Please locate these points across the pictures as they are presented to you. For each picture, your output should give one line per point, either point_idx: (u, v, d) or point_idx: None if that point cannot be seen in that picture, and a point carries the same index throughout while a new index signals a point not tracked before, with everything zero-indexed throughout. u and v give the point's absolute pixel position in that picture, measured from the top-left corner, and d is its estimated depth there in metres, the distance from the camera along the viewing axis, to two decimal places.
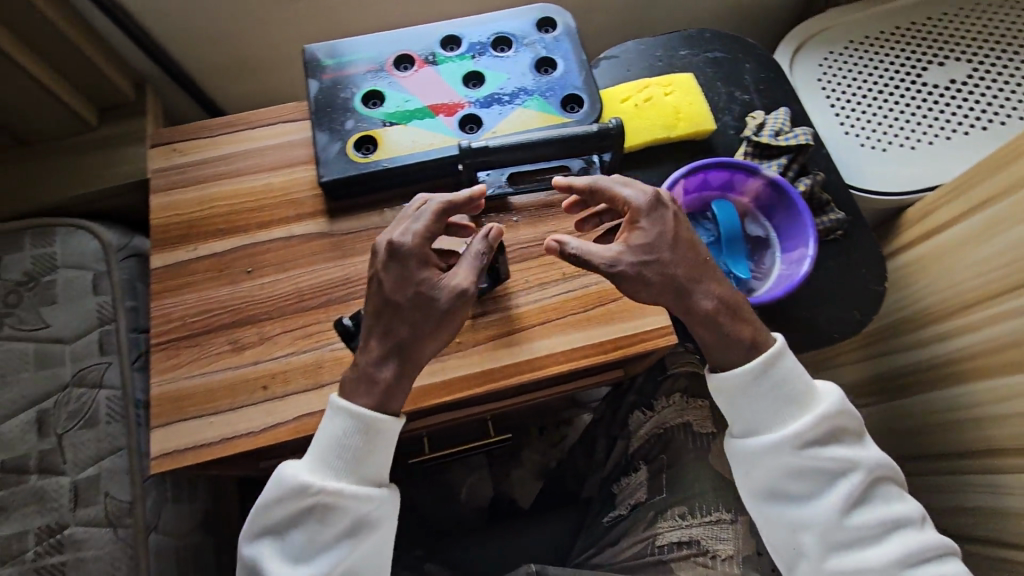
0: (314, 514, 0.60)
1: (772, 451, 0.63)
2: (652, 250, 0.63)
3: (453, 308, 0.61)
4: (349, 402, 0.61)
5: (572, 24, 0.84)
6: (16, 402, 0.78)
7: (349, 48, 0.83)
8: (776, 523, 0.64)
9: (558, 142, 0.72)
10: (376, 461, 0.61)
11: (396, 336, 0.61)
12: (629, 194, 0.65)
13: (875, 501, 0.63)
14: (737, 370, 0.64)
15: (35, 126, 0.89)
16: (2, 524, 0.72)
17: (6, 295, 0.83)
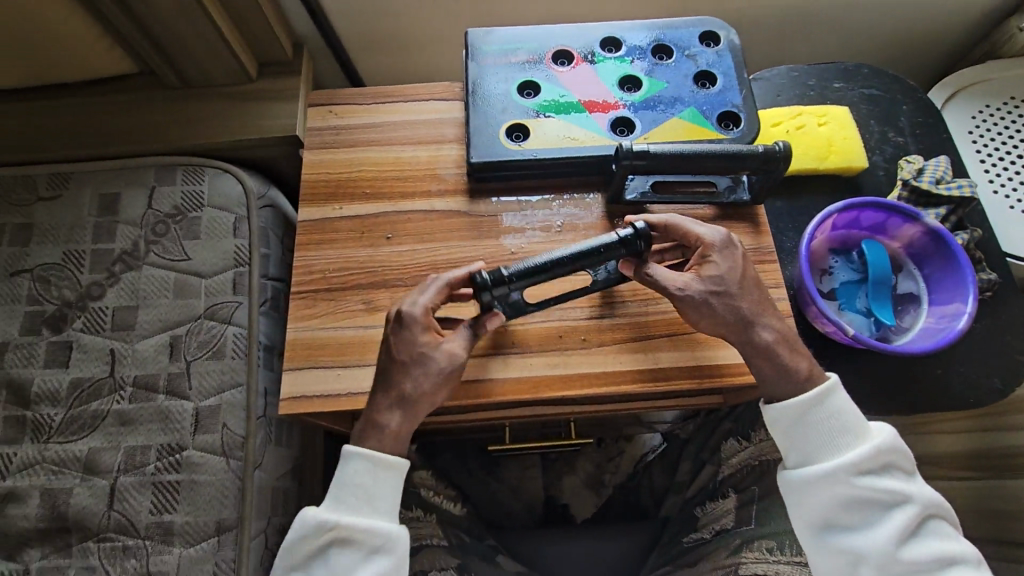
0: (330, 554, 0.62)
1: (830, 480, 0.63)
2: (716, 286, 0.66)
3: (444, 371, 0.64)
4: (359, 446, 0.64)
5: (736, 41, 0.83)
6: (155, 324, 0.83)
7: (510, 37, 0.84)
8: (828, 556, 0.63)
9: (719, 157, 0.71)
10: (385, 501, 0.63)
11: (396, 388, 0.63)
12: (703, 231, 0.69)
13: (928, 534, 0.62)
14: (792, 404, 0.65)
15: (204, 72, 0.95)
16: (130, 434, 0.77)
17: (156, 224, 0.89)
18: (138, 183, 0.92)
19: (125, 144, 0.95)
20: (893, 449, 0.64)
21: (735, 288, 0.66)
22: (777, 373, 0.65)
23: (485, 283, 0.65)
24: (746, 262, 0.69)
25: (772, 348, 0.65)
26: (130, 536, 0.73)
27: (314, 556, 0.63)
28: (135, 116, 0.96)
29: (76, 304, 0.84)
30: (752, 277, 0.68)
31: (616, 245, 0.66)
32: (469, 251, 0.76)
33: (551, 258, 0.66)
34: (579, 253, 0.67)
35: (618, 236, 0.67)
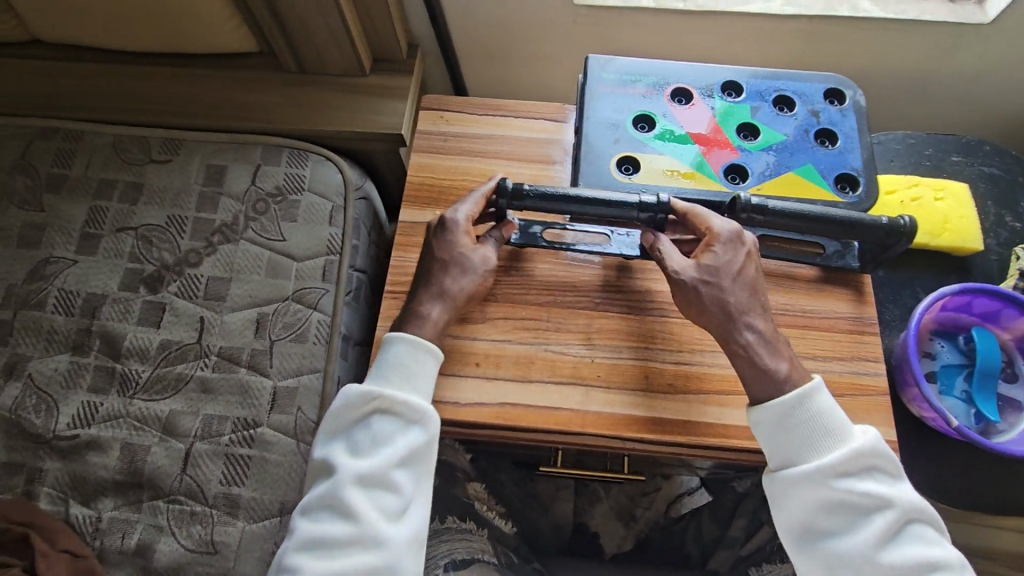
0: (372, 420, 0.63)
1: (807, 479, 0.59)
2: (711, 274, 0.65)
3: (477, 269, 0.70)
4: (404, 332, 0.66)
5: (862, 102, 0.81)
6: (245, 299, 0.85)
7: (630, 67, 0.84)
8: (806, 565, 0.60)
9: (839, 223, 0.68)
10: (422, 379, 0.65)
11: (436, 284, 0.68)
12: (717, 221, 0.68)
13: (912, 538, 0.58)
14: (777, 402, 0.61)
15: (321, 61, 0.97)
16: (209, 402, 0.79)
17: (257, 202, 0.92)
18: (244, 159, 0.95)
19: (238, 119, 0.98)
20: (876, 454, 0.59)
21: (728, 280, 0.65)
22: (754, 375, 0.63)
23: (507, 190, 0.72)
24: (751, 262, 0.67)
25: (752, 350, 0.63)
26: (198, 502, 0.75)
27: (354, 424, 0.64)
28: (250, 94, 0.99)
29: (173, 267, 0.87)
30: (750, 278, 0.66)
31: (632, 210, 0.71)
32: (564, 276, 0.76)
33: (569, 194, 0.71)
34: (601, 199, 0.71)
35: (638, 202, 0.71)
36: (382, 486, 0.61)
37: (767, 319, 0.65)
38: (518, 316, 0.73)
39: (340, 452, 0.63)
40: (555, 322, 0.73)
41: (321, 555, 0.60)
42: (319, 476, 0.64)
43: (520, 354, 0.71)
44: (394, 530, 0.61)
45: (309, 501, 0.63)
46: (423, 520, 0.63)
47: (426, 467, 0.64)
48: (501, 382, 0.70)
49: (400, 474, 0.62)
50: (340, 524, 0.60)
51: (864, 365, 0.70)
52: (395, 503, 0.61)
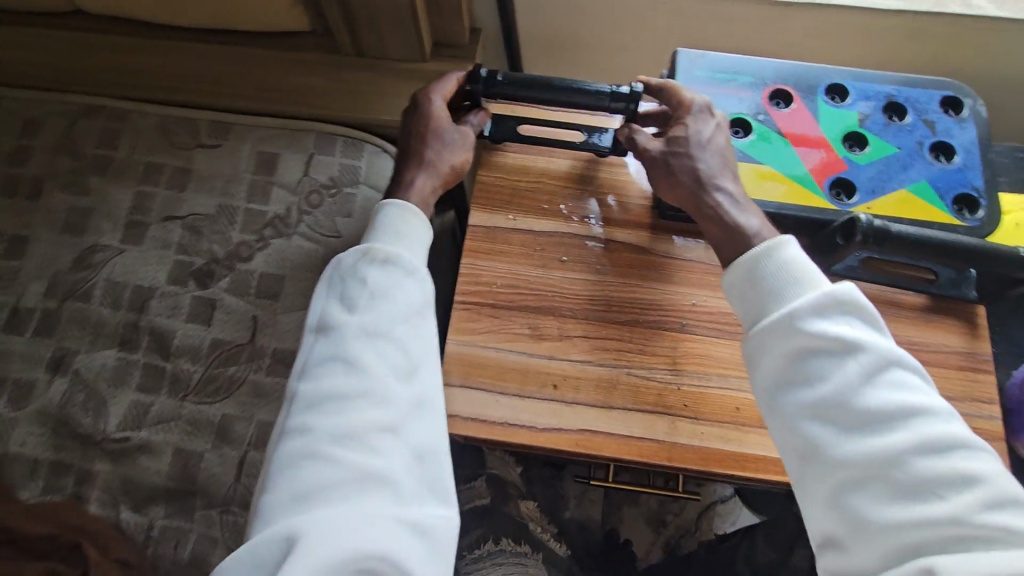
0: (367, 274, 0.58)
1: (776, 331, 0.53)
2: (678, 142, 0.66)
3: (460, 146, 0.70)
4: (399, 200, 0.64)
5: (983, 112, 0.74)
6: (301, 299, 0.81)
7: (724, 64, 0.77)
8: (779, 429, 0.53)
9: (968, 252, 0.63)
10: (417, 245, 0.62)
11: (419, 157, 0.68)
12: (691, 97, 0.70)
13: (895, 384, 0.49)
14: (742, 259, 0.59)
15: (382, 44, 0.91)
16: (263, 407, 0.76)
17: (311, 194, 0.87)
18: (298, 147, 0.90)
19: (291, 104, 0.93)
20: (850, 297, 0.52)
21: (697, 146, 0.66)
22: (726, 236, 0.62)
23: (482, 77, 0.73)
24: (720, 132, 0.68)
25: (721, 210, 0.63)
26: None
27: (349, 280, 0.59)
28: (305, 77, 0.94)
29: (224, 261, 0.83)
30: (720, 147, 0.67)
31: (606, 98, 0.71)
32: (648, 294, 0.70)
33: (553, 82, 0.71)
34: (577, 85, 0.71)
35: (611, 91, 0.71)
36: (387, 340, 0.56)
37: (737, 185, 0.66)
38: (598, 335, 0.68)
39: (335, 308, 0.58)
40: (637, 343, 0.68)
41: (329, 411, 0.53)
42: (311, 337, 0.58)
43: (601, 376, 0.67)
44: (400, 384, 0.55)
45: (308, 362, 0.56)
46: (433, 377, 0.58)
47: (428, 329, 0.59)
48: (580, 407, 0.65)
49: (404, 330, 0.57)
50: (345, 377, 0.54)
51: (977, 406, 0.65)
52: (402, 360, 0.56)
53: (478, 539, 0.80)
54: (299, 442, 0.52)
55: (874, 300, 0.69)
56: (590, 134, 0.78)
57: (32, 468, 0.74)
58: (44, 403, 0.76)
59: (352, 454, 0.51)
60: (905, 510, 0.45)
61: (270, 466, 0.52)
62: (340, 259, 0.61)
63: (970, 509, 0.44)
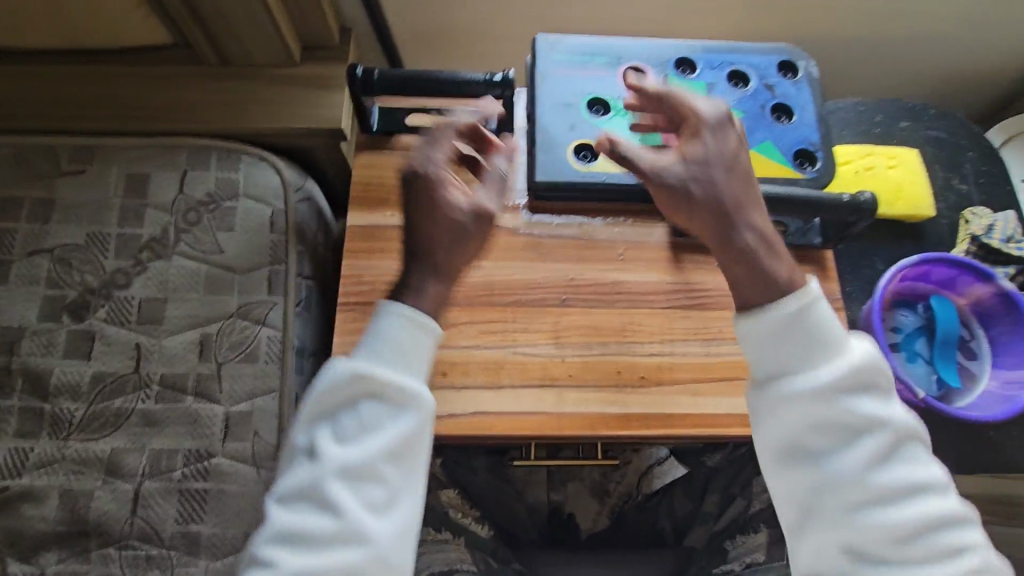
0: (361, 407, 0.57)
1: (801, 399, 0.54)
2: (706, 164, 0.55)
3: (463, 232, 0.65)
4: (395, 304, 0.61)
5: (815, 73, 0.80)
6: (185, 320, 0.79)
7: (580, 46, 0.80)
8: (778, 482, 0.56)
9: (802, 202, 0.69)
10: (418, 363, 0.60)
11: (430, 258, 0.63)
12: (700, 105, 0.57)
13: (901, 461, 0.54)
14: (769, 311, 0.54)
15: (248, 51, 0.89)
16: (155, 437, 0.73)
17: (187, 212, 0.84)
18: (169, 165, 0.87)
19: (159, 121, 0.89)
20: (858, 361, 0.54)
21: (719, 171, 0.55)
22: (754, 283, 0.55)
23: (358, 76, 0.71)
24: (739, 146, 0.57)
25: (754, 253, 0.55)
26: (154, 545, 0.69)
27: (342, 407, 0.59)
28: (168, 91, 0.90)
29: (99, 291, 0.79)
30: (741, 167, 0.56)
31: (481, 86, 0.72)
32: (528, 274, 0.73)
33: (426, 73, 0.71)
34: (449, 75, 0.72)
35: (486, 79, 0.72)
36: (370, 479, 0.57)
37: (766, 216, 0.56)
38: (483, 320, 0.70)
39: (326, 439, 0.57)
40: (520, 321, 0.70)
41: (307, 554, 0.55)
42: (299, 460, 0.58)
43: (488, 359, 0.68)
44: (380, 522, 0.56)
45: (287, 491, 0.57)
46: (414, 509, 0.59)
47: (417, 464, 0.59)
48: (470, 390, 0.67)
49: (388, 468, 0.57)
50: (329, 518, 0.55)
51: None
52: (382, 495, 0.57)
53: None
54: None
55: None
56: None
57: None
58: None
59: None
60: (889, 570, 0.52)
61: None
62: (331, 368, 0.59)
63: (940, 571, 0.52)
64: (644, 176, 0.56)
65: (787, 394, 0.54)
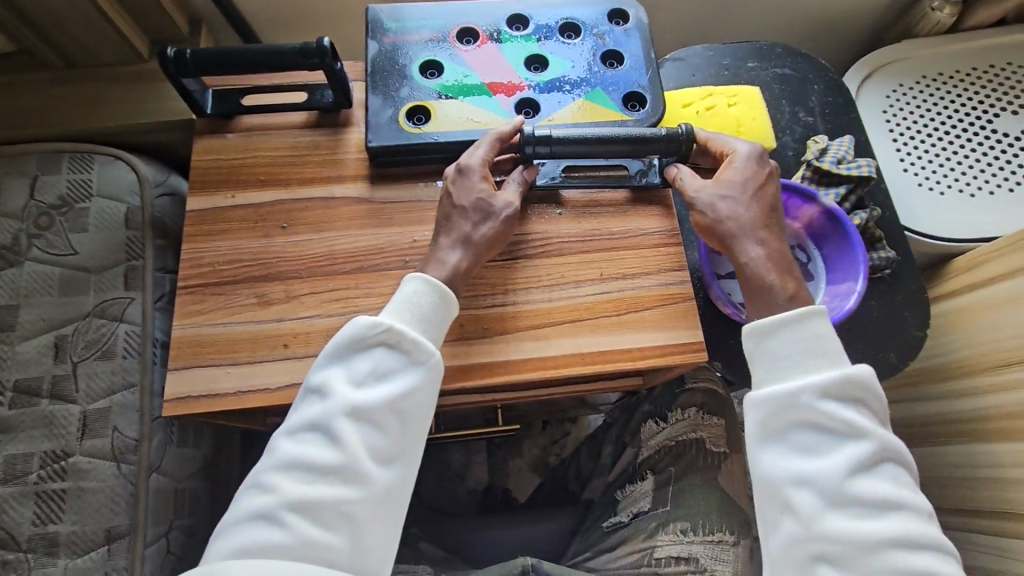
0: (376, 350, 0.61)
1: (789, 402, 0.59)
2: (732, 188, 0.68)
3: (499, 215, 0.68)
4: (424, 274, 0.65)
5: (645, 19, 0.81)
6: (38, 324, 0.78)
7: (412, 14, 0.81)
8: (765, 479, 0.59)
9: (626, 140, 0.71)
10: (433, 325, 0.64)
11: (457, 231, 0.67)
12: (738, 144, 0.72)
13: (890, 479, 0.57)
14: (770, 321, 0.62)
15: (91, 50, 0.88)
16: (9, 443, 0.72)
17: (38, 217, 0.83)
18: (17, 172, 0.85)
19: (8, 129, 0.88)
20: (865, 382, 0.59)
21: (739, 194, 0.67)
22: (757, 293, 0.64)
23: (170, 57, 0.69)
24: (768, 179, 0.69)
25: (753, 266, 0.65)
26: (11, 549, 0.68)
27: (358, 352, 0.62)
28: (15, 99, 0.89)
29: None
30: (738, 187, 0.68)
31: (300, 56, 0.71)
32: (370, 240, 0.73)
33: (244, 48, 0.71)
34: (269, 48, 0.71)
35: (302, 47, 0.71)
36: (374, 431, 0.59)
37: (778, 236, 0.67)
38: (325, 289, 0.70)
39: (336, 378, 0.61)
40: (363, 287, 0.71)
41: (298, 481, 0.57)
42: (307, 399, 0.61)
43: (331, 327, 0.69)
44: (376, 471, 0.59)
45: (293, 424, 0.60)
46: (404, 472, 0.60)
47: (413, 427, 0.61)
48: (313, 359, 0.67)
49: (386, 419, 0.59)
50: (324, 450, 0.58)
51: (667, 274, 0.72)
52: (379, 445, 0.59)
53: None
54: (258, 499, 0.57)
55: (578, 202, 0.75)
56: (312, 92, 0.79)
57: None
58: None
59: None
60: None
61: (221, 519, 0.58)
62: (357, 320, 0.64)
63: None
64: (686, 195, 0.69)
65: (771, 396, 0.59)
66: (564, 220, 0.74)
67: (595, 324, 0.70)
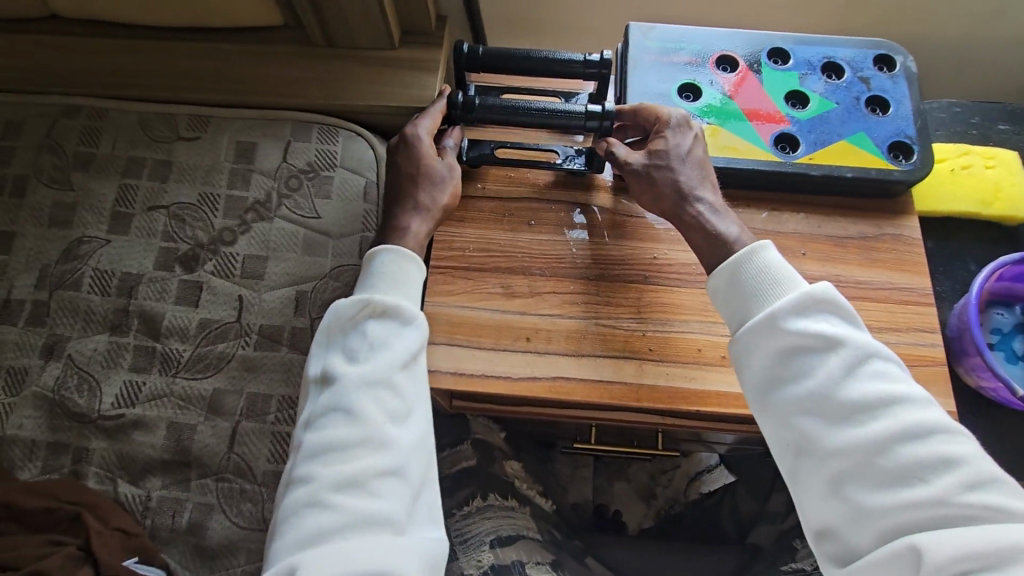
0: (367, 327, 0.61)
1: (763, 332, 0.57)
2: (659, 157, 0.69)
3: (448, 180, 0.71)
4: (388, 245, 0.66)
5: (913, 68, 0.79)
6: (284, 277, 0.85)
7: (672, 36, 0.82)
8: (771, 425, 0.57)
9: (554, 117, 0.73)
10: (411, 287, 0.64)
11: (412, 199, 0.69)
12: (666, 111, 0.72)
13: (874, 376, 0.54)
14: (723, 266, 0.63)
15: (352, 33, 0.94)
16: (254, 380, 0.79)
17: (290, 179, 0.90)
18: (275, 136, 0.93)
19: (266, 95, 0.95)
20: (825, 294, 0.57)
21: (675, 159, 0.68)
22: (709, 244, 0.65)
23: (464, 52, 0.74)
24: (699, 143, 0.70)
25: (703, 220, 0.66)
26: (247, 480, 0.76)
27: (349, 334, 0.62)
28: (274, 67, 0.96)
29: (208, 246, 0.86)
30: (699, 159, 0.69)
31: (579, 64, 0.74)
32: (610, 250, 0.75)
33: (529, 53, 0.75)
34: (551, 56, 0.75)
35: (585, 59, 0.74)
36: (384, 390, 0.58)
37: (714, 192, 0.68)
38: (568, 290, 0.73)
39: (337, 361, 0.60)
40: (602, 295, 0.72)
41: (330, 462, 0.56)
42: (314, 389, 0.60)
43: (571, 328, 0.71)
44: (397, 430, 0.58)
45: (312, 415, 0.59)
46: (425, 425, 0.61)
47: (423, 372, 0.62)
48: (553, 356, 0.69)
49: (400, 377, 0.60)
50: (347, 426, 0.57)
51: (919, 334, 0.69)
52: (397, 404, 0.59)
53: (467, 497, 0.83)
54: (300, 493, 0.55)
55: (827, 245, 0.74)
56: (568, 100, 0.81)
57: (30, 448, 0.77)
58: (39, 387, 0.79)
59: (354, 499, 0.54)
60: (891, 496, 0.50)
61: (275, 524, 0.56)
62: (336, 307, 0.63)
63: (949, 490, 0.49)
64: (621, 166, 0.69)
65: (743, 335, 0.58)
66: (808, 261, 0.73)
67: None
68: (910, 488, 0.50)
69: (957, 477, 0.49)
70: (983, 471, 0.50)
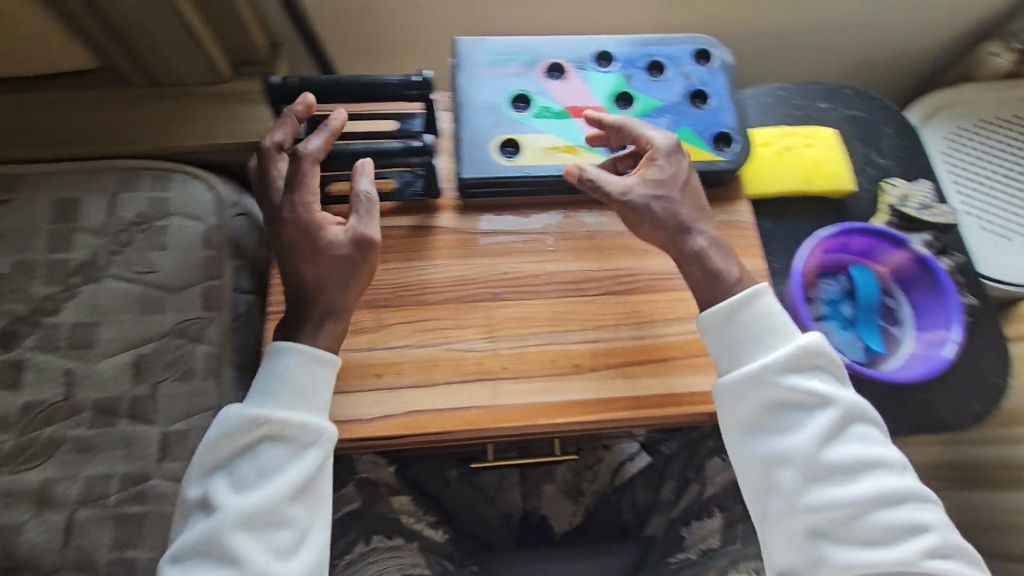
0: (260, 449, 0.58)
1: (758, 380, 0.60)
2: (657, 187, 0.64)
3: (359, 258, 0.62)
4: (286, 341, 0.62)
5: (730, 60, 0.82)
6: (118, 342, 0.77)
7: (500, 47, 0.81)
8: (750, 473, 0.60)
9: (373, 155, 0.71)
10: (317, 392, 0.61)
11: (313, 284, 0.62)
12: (653, 134, 0.66)
13: (855, 438, 0.59)
14: (716, 306, 0.63)
15: (172, 70, 0.87)
16: (89, 462, 0.73)
17: (119, 234, 0.82)
18: (96, 189, 0.84)
19: (87, 146, 0.87)
20: (817, 346, 0.61)
21: (677, 191, 0.64)
22: (707, 281, 0.64)
23: (274, 85, 0.71)
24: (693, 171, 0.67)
25: (704, 255, 0.64)
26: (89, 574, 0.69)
27: (237, 454, 0.58)
28: (93, 115, 0.88)
29: (28, 319, 0.78)
30: (694, 188, 0.66)
31: (399, 85, 0.71)
32: (458, 271, 0.73)
33: (344, 79, 0.71)
34: (368, 79, 0.71)
35: (403, 79, 0.71)
36: (268, 526, 0.56)
37: (716, 225, 0.66)
38: (416, 318, 0.70)
39: (219, 489, 0.57)
40: (453, 318, 0.71)
41: None
42: (194, 517, 0.57)
43: (423, 357, 0.68)
44: (281, 568, 0.55)
45: (180, 547, 0.56)
46: (318, 554, 0.58)
47: (321, 498, 0.59)
48: (406, 389, 0.67)
49: (293, 509, 0.57)
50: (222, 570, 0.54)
51: None
52: (285, 539, 0.56)
53: (348, 544, 0.80)
54: None
55: None
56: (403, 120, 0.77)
57: None
58: None
59: None
60: (862, 552, 0.57)
61: None
62: (224, 417, 0.59)
63: (914, 552, 0.57)
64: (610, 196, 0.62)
65: (734, 379, 0.60)
66: (652, 257, 0.75)
67: (693, 364, 0.69)
68: (881, 548, 0.57)
69: (922, 541, 0.57)
70: (947, 538, 0.58)
